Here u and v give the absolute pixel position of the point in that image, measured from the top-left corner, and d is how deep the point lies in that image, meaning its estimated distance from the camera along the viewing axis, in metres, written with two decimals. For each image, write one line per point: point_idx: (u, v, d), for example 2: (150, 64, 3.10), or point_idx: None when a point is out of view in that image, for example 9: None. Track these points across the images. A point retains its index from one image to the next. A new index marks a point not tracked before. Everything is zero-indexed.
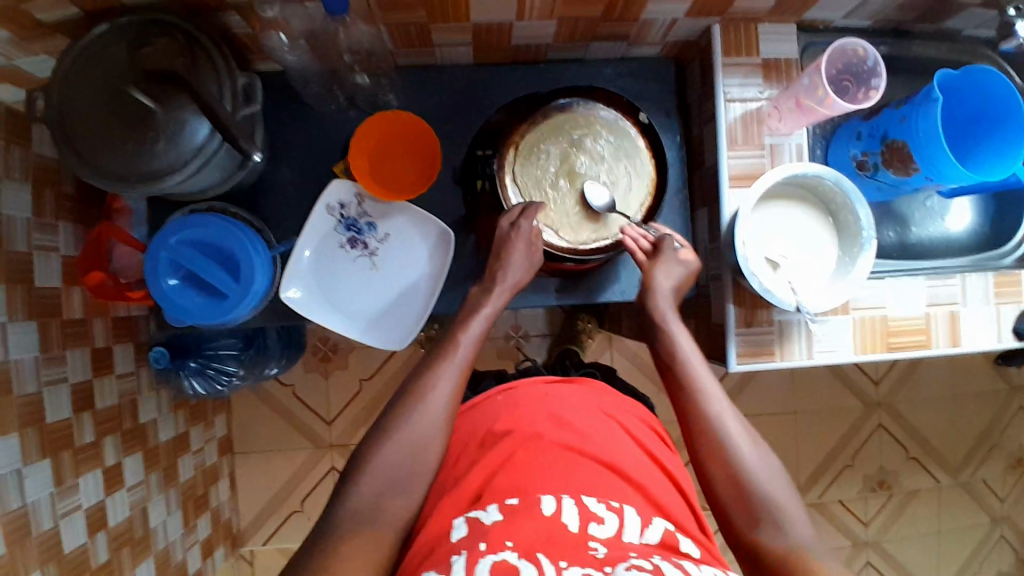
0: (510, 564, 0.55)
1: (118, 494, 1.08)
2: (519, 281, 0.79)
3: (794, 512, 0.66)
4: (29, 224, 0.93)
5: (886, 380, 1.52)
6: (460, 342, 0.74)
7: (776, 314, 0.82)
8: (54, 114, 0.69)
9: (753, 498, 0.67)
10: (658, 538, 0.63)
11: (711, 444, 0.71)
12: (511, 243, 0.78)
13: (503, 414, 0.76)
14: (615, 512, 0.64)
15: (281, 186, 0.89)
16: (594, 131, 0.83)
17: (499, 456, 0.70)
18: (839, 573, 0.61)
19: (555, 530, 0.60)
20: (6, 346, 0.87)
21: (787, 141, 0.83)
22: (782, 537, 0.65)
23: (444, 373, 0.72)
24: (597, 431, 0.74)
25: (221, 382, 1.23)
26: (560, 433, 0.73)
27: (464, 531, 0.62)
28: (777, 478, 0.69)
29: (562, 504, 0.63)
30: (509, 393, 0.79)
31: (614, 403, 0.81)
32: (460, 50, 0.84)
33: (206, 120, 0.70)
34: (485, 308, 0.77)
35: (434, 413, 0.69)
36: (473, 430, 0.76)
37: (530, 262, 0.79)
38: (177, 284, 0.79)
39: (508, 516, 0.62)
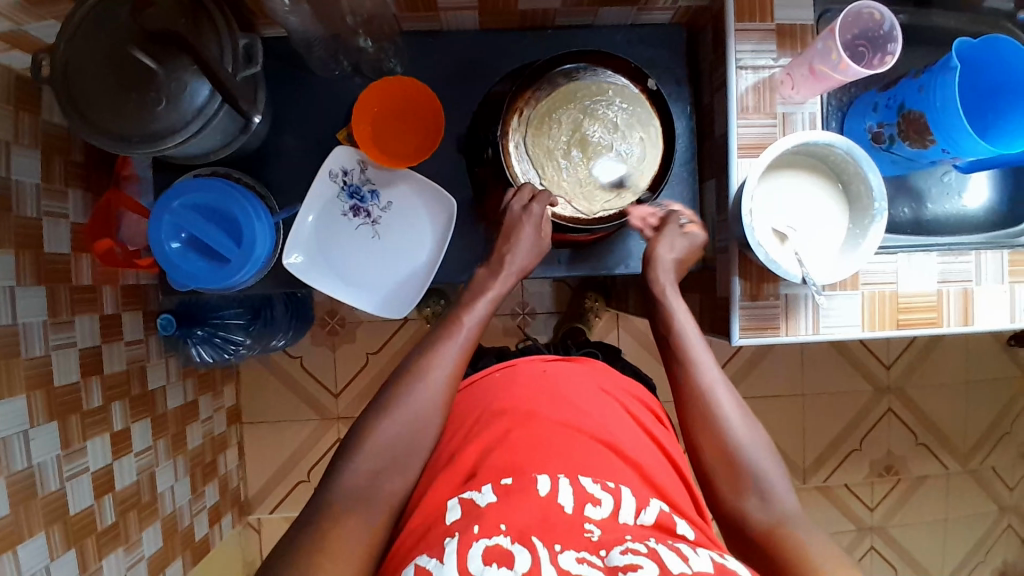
0: (504, 550, 0.56)
1: (126, 458, 1.10)
2: (527, 267, 0.78)
3: (776, 482, 0.68)
4: (39, 189, 0.94)
5: (897, 365, 1.49)
6: (465, 323, 0.73)
7: (782, 288, 0.80)
8: (58, 76, 0.69)
9: (741, 470, 0.68)
10: (654, 519, 0.64)
11: (703, 420, 0.71)
12: (520, 227, 0.77)
13: (499, 392, 0.76)
14: (611, 493, 0.64)
15: (284, 152, 0.88)
16: (608, 98, 0.80)
17: (494, 434, 0.69)
18: (815, 538, 0.64)
19: (550, 511, 0.60)
20: (14, 310, 0.89)
21: (800, 110, 0.81)
22: (768, 511, 0.66)
23: (448, 352, 0.71)
24: (594, 408, 0.74)
25: (228, 350, 1.24)
26: (555, 410, 0.72)
27: (458, 514, 0.61)
28: (767, 453, 0.69)
29: (558, 484, 0.63)
30: (507, 370, 0.79)
31: (611, 379, 0.81)
32: (465, 15, 0.83)
33: (207, 83, 0.69)
34: (490, 290, 0.75)
35: (430, 390, 0.69)
36: (470, 407, 0.76)
37: (537, 248, 0.78)
38: (180, 248, 0.79)
39: (502, 498, 0.61)
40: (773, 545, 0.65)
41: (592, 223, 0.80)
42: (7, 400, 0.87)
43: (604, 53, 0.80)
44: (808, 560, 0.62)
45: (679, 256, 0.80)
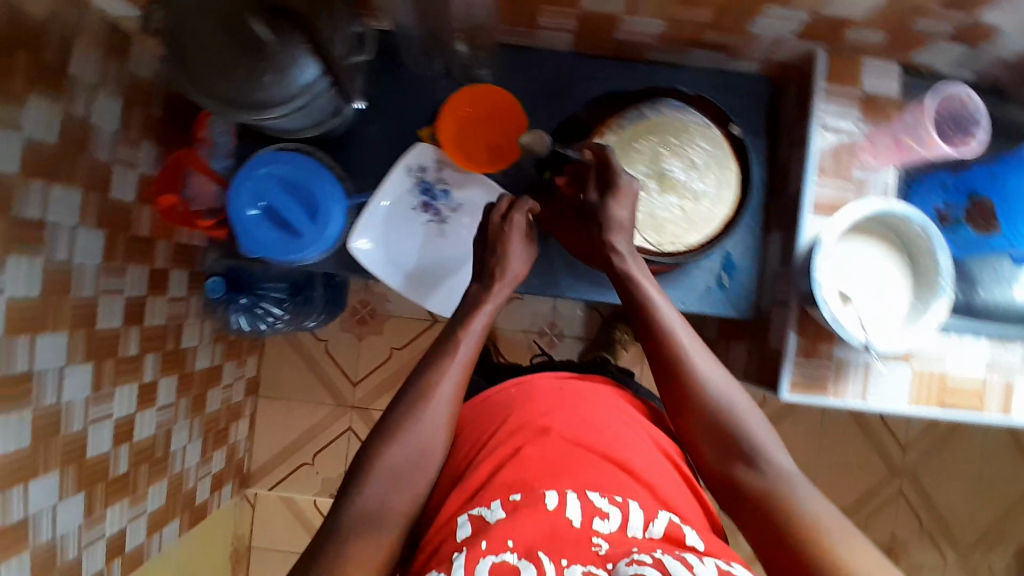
0: (511, 566, 0.57)
1: (147, 411, 1.11)
2: (517, 273, 0.80)
3: (771, 448, 0.68)
4: (115, 135, 0.96)
5: (914, 446, 1.49)
6: (458, 348, 0.74)
7: (836, 350, 0.82)
8: (173, 28, 0.71)
9: (727, 437, 0.68)
10: (663, 531, 0.65)
11: (683, 390, 0.71)
12: (508, 238, 0.79)
13: (514, 408, 0.77)
14: (618, 507, 0.65)
15: (363, 139, 0.90)
16: (693, 138, 0.82)
17: (507, 451, 0.71)
18: (815, 499, 0.63)
19: (559, 525, 0.61)
20: (72, 248, 0.90)
21: (875, 177, 0.82)
22: (761, 478, 0.66)
23: (448, 373, 0.72)
24: (601, 422, 0.76)
25: (264, 322, 1.26)
26: (566, 425, 0.74)
27: (468, 530, 0.62)
28: (753, 416, 0.69)
29: (566, 498, 0.64)
30: (522, 385, 0.82)
31: (607, 392, 0.83)
32: (560, 36, 0.85)
33: (316, 64, 0.71)
34: (486, 305, 0.77)
35: (443, 403, 0.71)
36: (488, 422, 0.77)
37: (528, 255, 0.81)
38: (257, 215, 0.81)
39: (511, 513, 0.62)
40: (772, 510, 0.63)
41: (659, 256, 0.81)
42: (50, 334, 0.88)
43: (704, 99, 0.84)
44: (807, 523, 0.61)
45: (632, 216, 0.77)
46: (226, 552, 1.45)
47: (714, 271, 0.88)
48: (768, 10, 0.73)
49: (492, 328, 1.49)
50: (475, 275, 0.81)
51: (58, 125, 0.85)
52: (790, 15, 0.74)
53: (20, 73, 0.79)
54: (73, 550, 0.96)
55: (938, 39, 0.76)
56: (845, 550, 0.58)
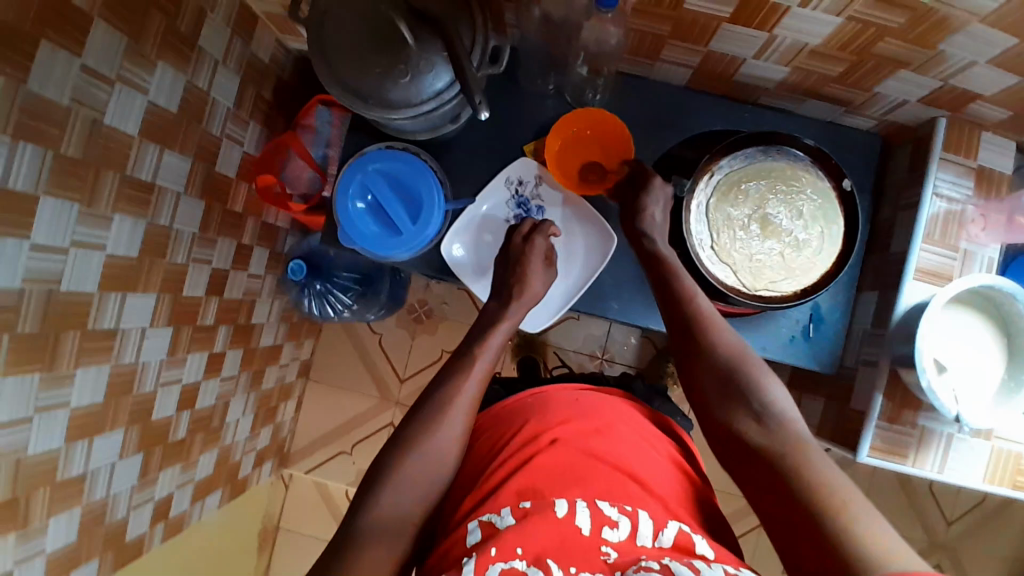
0: (520, 571, 0.60)
1: (212, 381, 1.13)
2: (538, 293, 0.83)
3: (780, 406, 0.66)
4: (228, 112, 0.99)
5: (959, 523, 1.43)
6: (474, 365, 0.75)
7: (920, 418, 0.80)
8: (317, 18, 0.74)
9: (733, 389, 0.68)
10: (673, 539, 0.66)
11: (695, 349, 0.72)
12: (529, 259, 0.84)
13: (530, 417, 0.80)
14: (628, 516, 0.67)
15: (469, 146, 0.91)
16: (801, 186, 0.82)
17: (520, 457, 0.74)
18: (824, 460, 0.61)
19: (568, 533, 0.65)
20: (174, 214, 0.93)
21: (981, 252, 0.81)
22: (765, 433, 0.65)
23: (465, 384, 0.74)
24: (616, 437, 0.78)
25: (332, 309, 1.29)
26: (579, 437, 0.77)
27: (479, 534, 0.66)
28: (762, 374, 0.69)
29: (577, 509, 0.67)
30: (540, 395, 0.85)
31: (625, 406, 0.84)
32: (680, 70, 0.87)
33: (449, 73, 0.73)
34: (503, 323, 0.80)
35: (456, 415, 0.72)
36: (503, 429, 0.80)
37: (548, 276, 0.84)
38: (362, 209, 0.84)
39: (521, 520, 0.65)
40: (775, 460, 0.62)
41: (751, 299, 0.81)
42: (141, 295, 0.90)
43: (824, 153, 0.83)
44: (814, 477, 0.59)
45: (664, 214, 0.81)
46: (256, 529, 1.46)
47: (800, 321, 0.88)
48: (899, 72, 0.73)
49: (545, 344, 1.49)
50: (493, 292, 0.84)
51: (182, 96, 0.89)
52: (923, 80, 0.73)
53: (160, 42, 0.82)
54: (123, 509, 0.98)
55: None
56: (844, 502, 0.57)
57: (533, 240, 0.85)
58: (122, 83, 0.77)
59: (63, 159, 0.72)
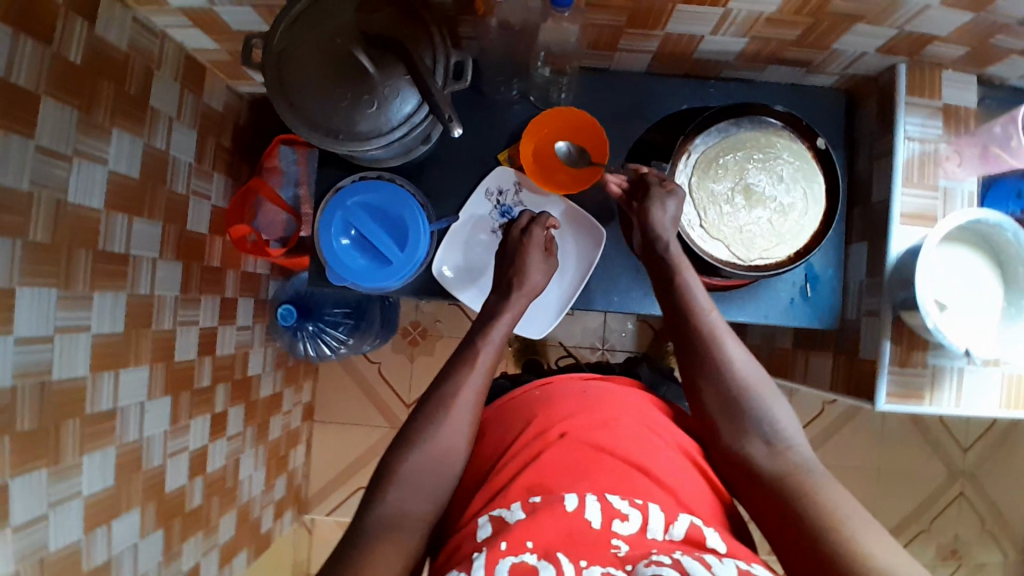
0: (530, 565, 0.60)
1: (218, 442, 1.11)
2: (538, 285, 0.82)
3: (786, 428, 0.67)
4: (190, 167, 0.97)
5: (973, 448, 1.46)
6: (480, 356, 0.76)
7: (930, 356, 0.81)
8: (274, 61, 0.73)
9: (741, 415, 0.68)
10: (683, 532, 0.66)
11: (703, 368, 0.71)
12: (527, 250, 0.83)
13: (537, 413, 0.80)
14: (638, 509, 0.67)
15: (444, 165, 0.91)
16: (777, 152, 0.83)
17: (528, 456, 0.74)
18: (831, 487, 0.62)
19: (577, 529, 0.64)
20: (154, 281, 0.91)
21: (960, 187, 0.83)
22: (774, 458, 0.66)
23: (471, 379, 0.74)
24: (624, 427, 0.77)
25: (328, 347, 1.27)
26: (587, 431, 0.76)
27: (489, 530, 0.66)
28: (770, 395, 0.69)
29: (586, 501, 0.67)
30: (546, 388, 0.86)
31: (629, 393, 0.84)
32: (638, 57, 0.88)
33: (415, 93, 0.72)
34: (504, 314, 0.79)
35: (460, 413, 0.72)
36: (511, 426, 0.81)
37: (547, 266, 0.84)
38: (347, 245, 0.82)
39: (530, 515, 0.65)
40: (784, 490, 0.64)
41: (750, 269, 0.80)
42: (133, 369, 0.87)
43: (795, 117, 0.83)
44: (823, 507, 0.61)
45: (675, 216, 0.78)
46: None
47: (798, 283, 0.89)
48: (855, 27, 0.74)
49: (545, 345, 1.48)
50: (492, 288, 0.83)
51: (143, 160, 0.86)
52: (878, 32, 0.75)
53: (112, 108, 0.79)
54: None
55: (1015, 54, 0.77)
56: (853, 532, 0.58)
57: (531, 232, 0.85)
58: (81, 156, 0.75)
59: (32, 245, 0.69)
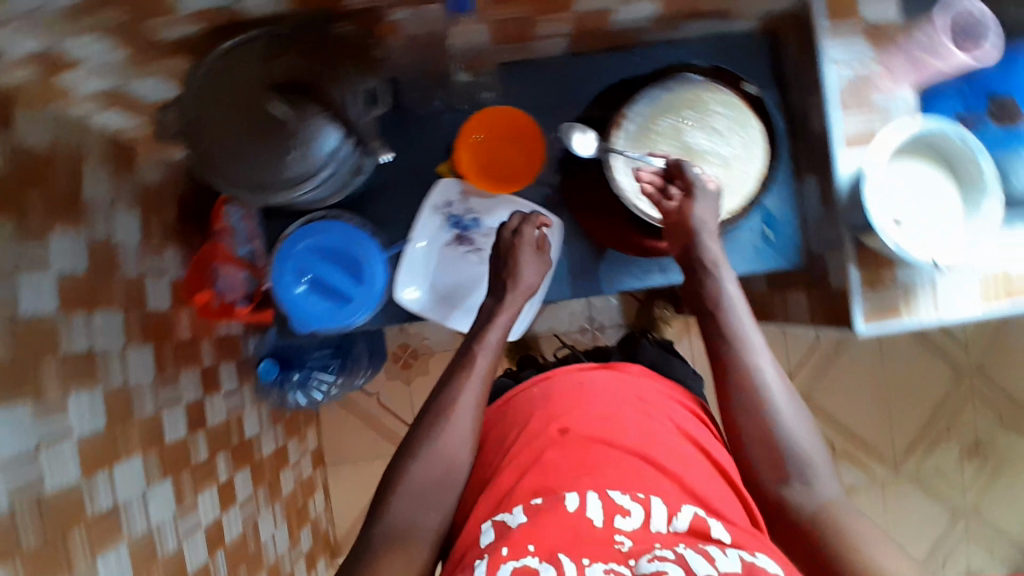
0: (532, 568, 0.60)
1: (232, 510, 1.10)
2: (533, 283, 0.83)
3: (823, 472, 0.69)
4: (139, 247, 0.96)
5: (975, 345, 1.45)
6: (475, 365, 0.79)
7: (899, 272, 0.81)
8: (189, 126, 0.71)
9: (782, 455, 0.70)
10: (687, 525, 0.66)
11: (741, 395, 0.73)
12: (518, 249, 0.83)
13: (538, 410, 0.82)
14: (640, 503, 0.67)
15: (386, 192, 0.90)
16: (708, 108, 0.82)
17: (529, 458, 0.75)
18: (864, 525, 0.64)
19: (580, 526, 0.64)
20: (126, 371, 0.90)
21: (895, 104, 0.81)
22: (812, 497, 0.68)
23: (468, 389, 0.77)
24: (627, 419, 0.79)
25: (319, 391, 1.25)
26: (588, 426, 0.78)
27: (492, 536, 0.68)
28: (811, 440, 0.71)
29: (586, 498, 0.67)
30: (546, 383, 0.87)
31: (641, 385, 0.86)
32: (555, 41, 0.85)
33: (336, 129, 0.72)
34: (498, 317, 0.82)
35: (460, 421, 0.76)
36: (513, 425, 0.82)
37: (541, 264, 0.84)
38: (304, 292, 0.81)
39: (532, 518, 0.66)
40: (814, 528, 0.65)
41: (701, 229, 0.81)
42: (126, 462, 0.87)
43: (715, 70, 0.84)
44: (852, 543, 0.62)
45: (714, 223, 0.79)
46: None
47: (757, 229, 0.91)
48: None
49: (535, 339, 1.48)
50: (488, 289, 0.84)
51: (89, 254, 0.85)
52: None
53: (41, 211, 0.78)
54: None
55: None
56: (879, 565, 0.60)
57: (522, 232, 0.84)
58: (21, 267, 0.73)
59: None
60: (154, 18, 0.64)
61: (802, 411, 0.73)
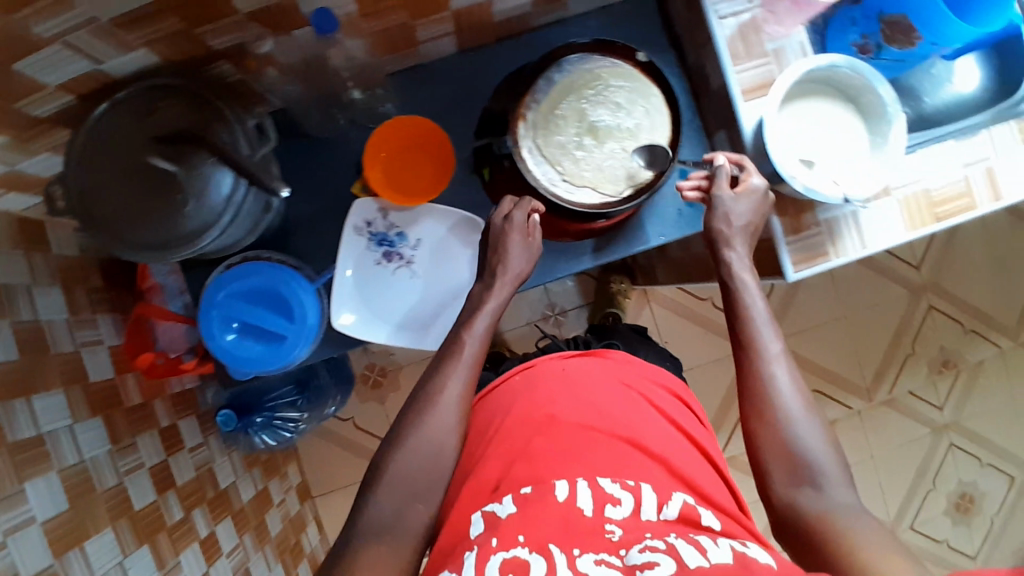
0: (521, 560, 0.59)
1: (218, 562, 1.05)
2: (523, 271, 0.80)
3: (835, 478, 0.67)
4: (69, 323, 0.93)
5: (926, 262, 1.48)
6: (464, 352, 0.77)
7: (819, 215, 0.82)
8: (77, 202, 0.68)
9: (796, 459, 0.68)
10: (678, 511, 0.67)
11: (762, 402, 0.71)
12: (508, 237, 0.79)
13: (518, 398, 0.80)
14: (630, 491, 0.67)
15: (305, 222, 0.88)
16: (605, 83, 0.81)
17: (516, 447, 0.74)
18: (869, 528, 0.62)
19: (570, 516, 0.64)
20: (79, 447, 0.87)
21: (788, 42, 0.82)
22: (821, 501, 0.66)
23: (456, 376, 0.76)
24: (617, 405, 0.78)
25: (287, 429, 1.25)
26: (574, 413, 0.76)
27: (481, 527, 0.66)
28: (825, 448, 0.68)
29: (577, 489, 0.67)
30: (528, 372, 0.84)
31: (631, 371, 0.85)
32: (443, 41, 0.84)
33: (229, 171, 0.70)
34: (488, 303, 0.79)
35: (444, 414, 0.74)
36: (493, 416, 0.80)
37: (530, 252, 0.80)
38: (235, 338, 0.80)
39: (521, 508, 0.65)
40: (816, 532, 0.64)
41: (619, 204, 0.81)
42: (94, 537, 0.84)
43: (600, 40, 0.82)
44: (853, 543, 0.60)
45: (747, 219, 0.77)
46: None
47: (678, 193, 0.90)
48: None
49: (499, 335, 1.48)
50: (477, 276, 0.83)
51: (15, 339, 0.82)
52: None
53: None
54: None
55: None
56: (879, 562, 0.58)
57: (513, 217, 0.80)
58: None
59: None
60: (27, 92, 0.65)
61: (821, 423, 0.70)
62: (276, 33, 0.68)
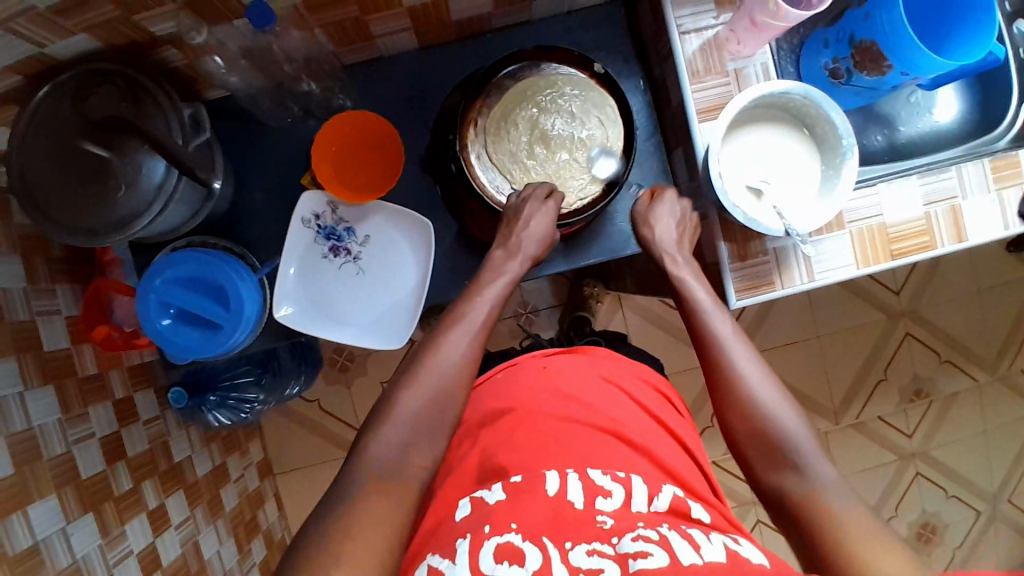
0: (514, 547, 0.57)
1: (167, 533, 1.05)
2: (536, 253, 0.78)
3: (814, 457, 0.66)
4: (27, 291, 0.90)
5: (906, 288, 1.45)
6: (470, 313, 0.73)
7: (768, 243, 0.80)
8: (17, 183, 0.68)
9: (773, 447, 0.67)
10: (667, 504, 0.64)
11: (727, 393, 0.71)
12: (526, 215, 0.77)
13: (501, 390, 0.77)
14: (621, 483, 0.65)
15: (256, 211, 0.89)
16: (559, 90, 0.80)
17: (495, 439, 0.71)
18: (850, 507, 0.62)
19: (562, 507, 0.62)
20: (28, 414, 0.85)
21: (751, 63, 0.80)
22: (803, 483, 0.64)
23: (457, 340, 0.71)
24: (598, 399, 0.76)
25: (244, 409, 1.30)
26: (554, 403, 0.74)
27: (469, 510, 0.65)
28: (798, 426, 0.68)
29: (567, 481, 0.64)
30: (509, 370, 0.80)
31: (614, 365, 0.82)
32: (400, 37, 0.83)
33: (161, 158, 0.70)
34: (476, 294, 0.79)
35: (443, 377, 0.68)
36: (473, 408, 0.78)
37: (546, 233, 0.78)
38: (172, 323, 0.80)
39: (511, 496, 0.63)
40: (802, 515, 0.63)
41: (570, 215, 0.81)
42: (38, 503, 0.83)
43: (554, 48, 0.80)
44: (841, 532, 0.60)
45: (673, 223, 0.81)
46: None
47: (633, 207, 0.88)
48: None
49: None
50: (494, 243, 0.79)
51: None
52: None
53: None
54: None
55: None
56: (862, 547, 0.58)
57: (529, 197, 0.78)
58: None
59: None
60: None
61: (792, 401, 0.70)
62: (212, 22, 0.68)
